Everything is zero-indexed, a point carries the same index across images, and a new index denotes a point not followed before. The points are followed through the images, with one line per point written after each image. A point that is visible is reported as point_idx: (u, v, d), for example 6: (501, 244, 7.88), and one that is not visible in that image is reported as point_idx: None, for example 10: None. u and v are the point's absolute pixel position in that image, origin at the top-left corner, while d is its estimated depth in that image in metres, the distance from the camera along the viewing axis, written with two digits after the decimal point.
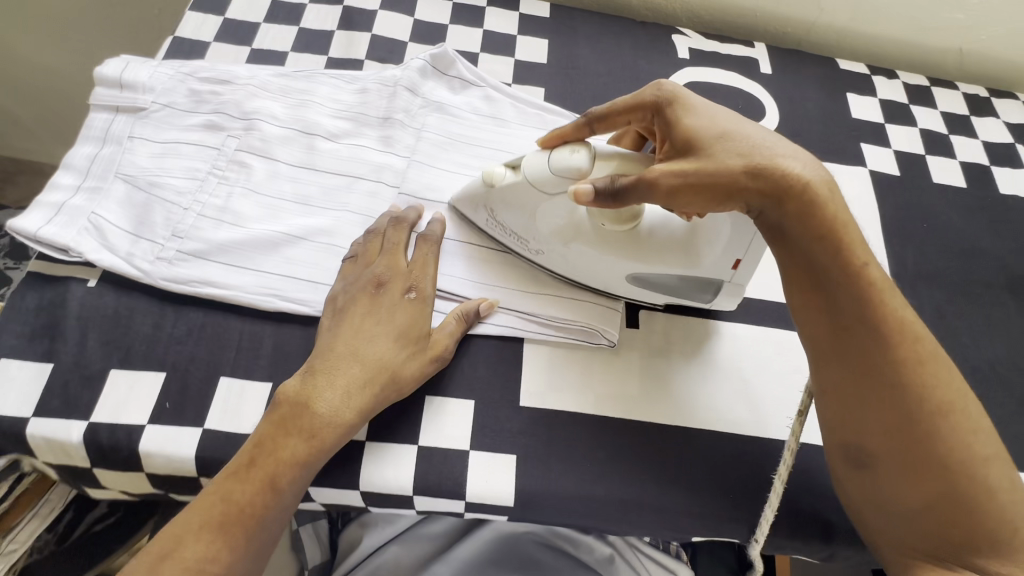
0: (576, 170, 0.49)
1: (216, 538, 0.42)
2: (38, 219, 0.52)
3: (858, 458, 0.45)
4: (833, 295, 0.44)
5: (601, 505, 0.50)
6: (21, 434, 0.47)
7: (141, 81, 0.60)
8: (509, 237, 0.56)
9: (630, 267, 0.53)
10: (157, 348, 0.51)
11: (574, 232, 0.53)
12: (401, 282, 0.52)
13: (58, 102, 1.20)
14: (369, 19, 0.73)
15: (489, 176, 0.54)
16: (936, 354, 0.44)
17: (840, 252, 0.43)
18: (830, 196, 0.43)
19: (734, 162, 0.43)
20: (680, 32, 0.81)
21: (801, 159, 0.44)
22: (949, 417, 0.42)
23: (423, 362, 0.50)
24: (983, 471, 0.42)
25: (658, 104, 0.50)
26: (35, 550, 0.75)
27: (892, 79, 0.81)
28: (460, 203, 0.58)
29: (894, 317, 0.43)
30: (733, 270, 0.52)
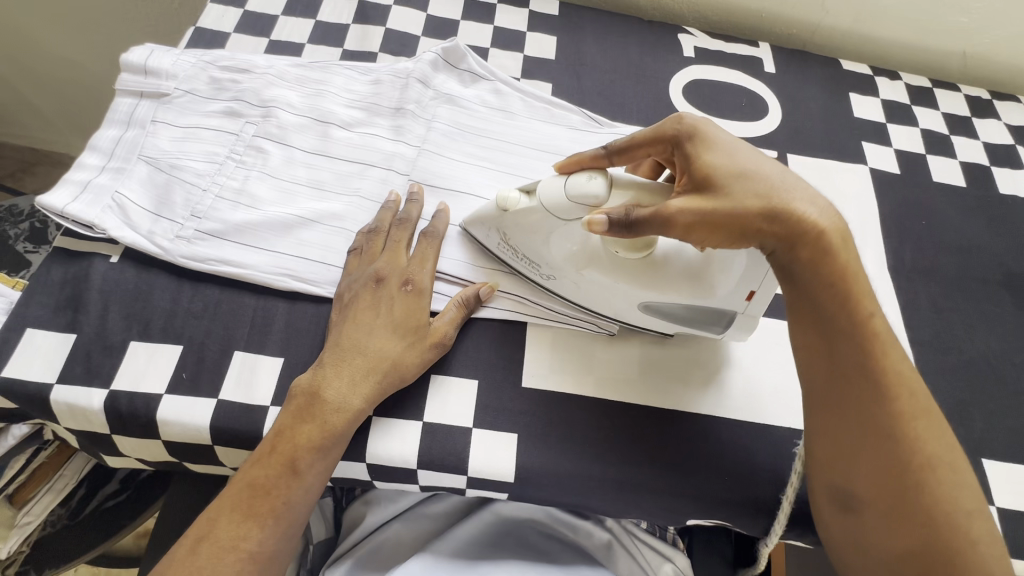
0: (594, 198, 0.47)
1: (248, 520, 0.45)
2: (64, 196, 0.54)
3: (846, 499, 0.46)
4: (835, 341, 0.46)
5: (599, 484, 0.52)
6: (44, 399, 0.49)
7: (165, 68, 0.62)
8: (521, 261, 0.56)
9: (643, 296, 0.52)
10: (175, 322, 0.53)
11: (590, 257, 0.52)
12: (398, 276, 0.53)
13: (83, 95, 1.25)
14: (383, 13, 0.75)
15: (502, 200, 0.52)
16: (930, 409, 0.45)
17: (844, 301, 0.45)
18: (839, 248, 0.45)
19: (750, 205, 0.44)
20: (686, 31, 0.82)
21: (818, 207, 0.46)
22: (936, 469, 0.43)
23: (423, 350, 0.52)
24: (968, 526, 0.42)
25: (679, 137, 0.49)
26: (50, 523, 0.77)
27: (895, 80, 0.83)
28: (472, 225, 0.57)
29: (893, 368, 0.45)
30: (746, 301, 0.51)
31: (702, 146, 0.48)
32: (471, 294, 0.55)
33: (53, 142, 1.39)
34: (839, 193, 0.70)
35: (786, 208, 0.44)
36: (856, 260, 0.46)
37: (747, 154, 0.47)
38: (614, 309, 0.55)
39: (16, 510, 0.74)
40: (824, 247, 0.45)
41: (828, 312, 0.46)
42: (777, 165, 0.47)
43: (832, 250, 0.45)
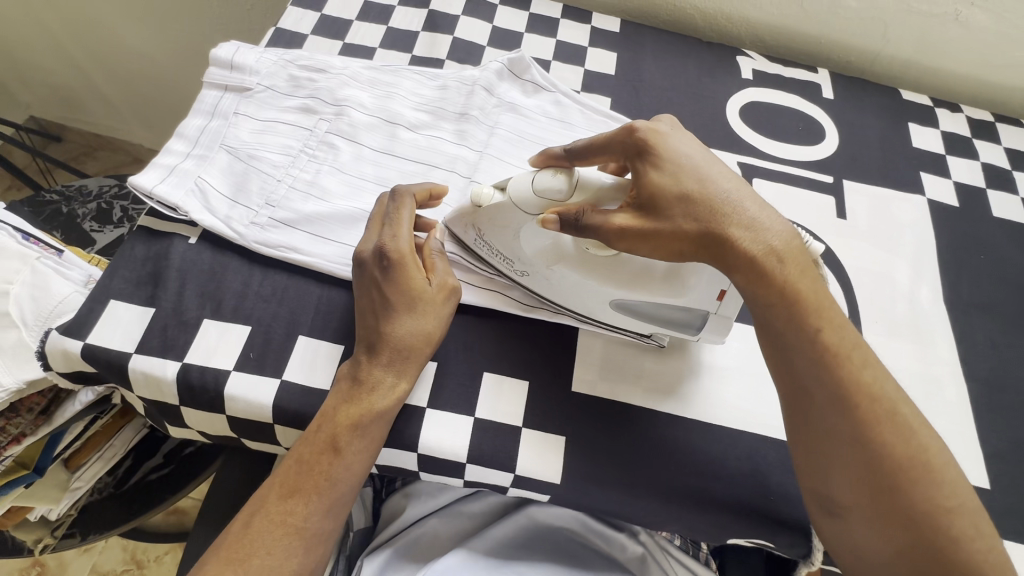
0: (557, 192, 0.48)
1: (294, 496, 0.45)
2: (153, 178, 0.58)
3: (829, 505, 0.47)
4: (790, 357, 0.47)
5: (642, 493, 0.52)
6: (123, 367, 0.52)
7: (249, 64, 0.66)
8: (497, 257, 0.56)
9: (614, 294, 0.53)
10: (245, 304, 0.55)
11: (558, 253, 0.53)
12: (374, 253, 0.51)
13: (163, 88, 1.32)
14: (452, 22, 0.78)
15: (476, 197, 0.53)
16: (895, 412, 0.45)
17: (793, 318, 0.47)
18: (778, 268, 0.46)
19: (687, 228, 0.46)
20: (745, 54, 0.83)
21: (754, 227, 0.47)
22: (912, 467, 0.44)
23: (439, 306, 0.51)
24: (947, 520, 0.43)
25: (631, 148, 0.50)
26: (96, 491, 0.81)
27: (956, 112, 0.82)
28: (450, 223, 0.58)
29: (852, 377, 0.45)
30: (718, 302, 0.52)
31: (653, 160, 0.48)
32: (436, 243, 0.55)
33: (136, 133, 1.49)
34: (895, 221, 0.70)
35: (721, 230, 0.46)
36: (802, 275, 0.47)
37: (692, 172, 0.48)
38: (588, 308, 0.56)
39: (71, 474, 0.75)
40: (764, 269, 0.46)
41: (779, 331, 0.47)
42: (725, 181, 0.48)
43: (772, 272, 0.46)
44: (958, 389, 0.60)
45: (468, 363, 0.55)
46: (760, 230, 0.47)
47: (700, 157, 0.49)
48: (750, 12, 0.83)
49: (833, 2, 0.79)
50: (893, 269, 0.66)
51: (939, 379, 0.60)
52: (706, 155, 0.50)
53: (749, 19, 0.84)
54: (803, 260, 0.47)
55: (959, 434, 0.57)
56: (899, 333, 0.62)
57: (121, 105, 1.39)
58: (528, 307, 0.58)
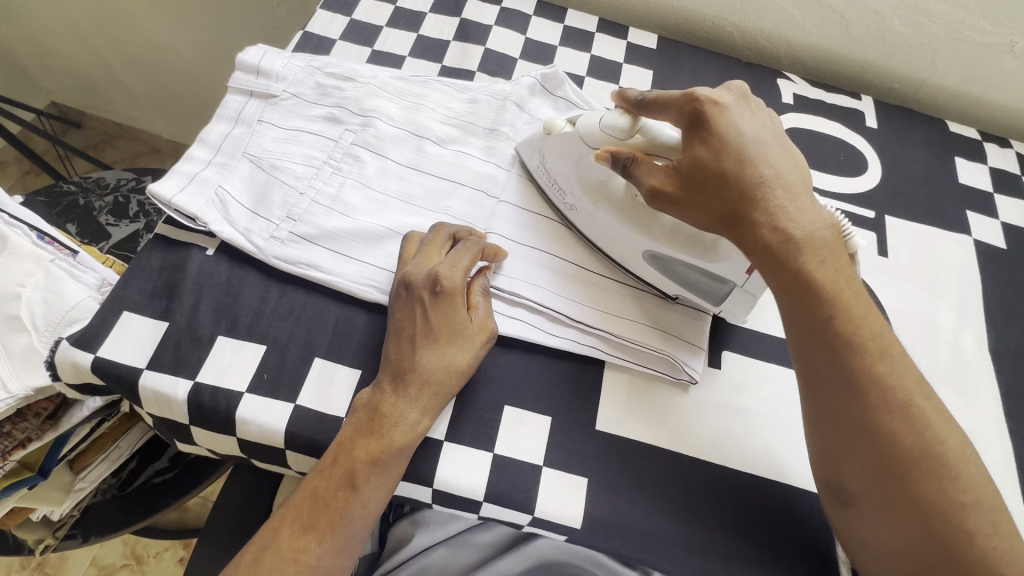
0: (619, 130, 0.51)
1: (310, 531, 0.43)
2: (173, 186, 0.56)
3: (843, 495, 0.45)
4: (801, 343, 0.47)
5: (667, 544, 0.49)
6: (133, 383, 0.50)
7: (276, 69, 0.64)
8: (552, 187, 0.60)
9: (645, 242, 0.54)
10: (261, 321, 0.54)
11: (606, 194, 0.55)
12: (424, 282, 0.49)
13: (185, 82, 1.31)
14: (483, 33, 0.76)
15: (549, 126, 0.58)
16: (910, 401, 0.44)
17: (808, 303, 0.46)
18: (795, 256, 0.46)
19: (715, 205, 0.47)
20: (785, 77, 0.80)
21: (784, 212, 0.46)
22: (928, 459, 0.42)
23: (475, 345, 0.50)
24: (961, 514, 0.41)
25: (689, 114, 0.48)
26: (99, 492, 0.79)
27: (1005, 147, 0.78)
28: (522, 149, 0.63)
29: (864, 366, 0.44)
30: (746, 276, 0.51)
31: (704, 134, 0.47)
32: (484, 283, 0.53)
33: (153, 123, 1.48)
34: (939, 261, 0.67)
35: (744, 211, 0.46)
36: (821, 264, 0.46)
37: (734, 152, 0.46)
38: (621, 254, 0.57)
39: (74, 476, 0.74)
40: (778, 256, 0.46)
41: (790, 315, 0.47)
42: (769, 163, 0.47)
43: (787, 257, 0.46)
44: (1004, 446, 0.56)
45: (488, 396, 0.53)
46: (790, 216, 0.46)
47: (754, 139, 0.48)
48: (793, 35, 0.80)
49: (881, 28, 0.75)
50: (936, 313, 0.63)
51: (983, 434, 0.57)
52: (762, 136, 0.48)
53: (791, 41, 0.81)
54: (827, 251, 0.46)
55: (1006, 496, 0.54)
56: (941, 382, 0.59)
57: (141, 94, 1.38)
58: (555, 334, 0.56)
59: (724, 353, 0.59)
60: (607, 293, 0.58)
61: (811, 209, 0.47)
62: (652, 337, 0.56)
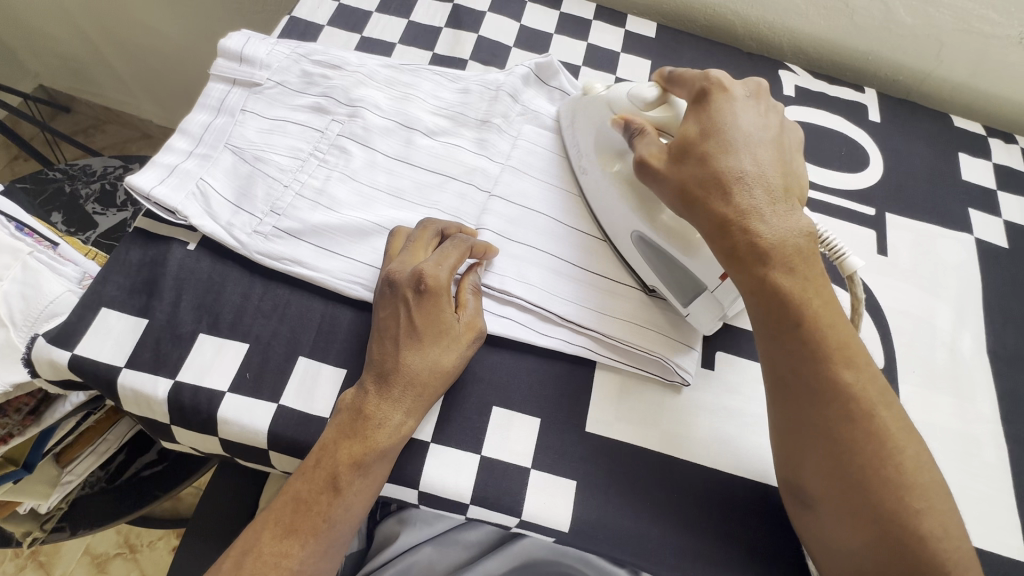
0: (642, 100, 0.52)
1: (291, 535, 0.43)
2: (152, 178, 0.54)
3: (803, 497, 0.45)
4: (769, 344, 0.45)
5: (656, 547, 0.48)
6: (112, 382, 0.49)
7: (260, 57, 0.61)
8: (574, 151, 0.61)
9: (637, 223, 0.53)
10: (244, 318, 0.52)
11: (619, 160, 0.55)
12: (409, 279, 0.48)
13: (174, 66, 1.28)
14: (477, 19, 0.74)
15: (588, 89, 0.60)
16: (873, 410, 0.43)
17: (774, 308, 0.44)
18: (761, 260, 0.44)
19: (689, 186, 0.46)
20: (787, 68, 0.78)
21: (764, 211, 0.44)
22: (887, 466, 0.42)
23: (462, 345, 0.49)
24: (915, 521, 0.41)
25: (701, 92, 0.49)
26: (87, 485, 0.77)
27: (1010, 143, 0.76)
28: (563, 111, 0.64)
29: (830, 376, 0.43)
30: (720, 282, 0.49)
31: (702, 115, 0.48)
32: (475, 279, 0.52)
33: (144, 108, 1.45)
34: (939, 261, 0.66)
35: (711, 201, 0.45)
36: (791, 273, 0.44)
37: (723, 138, 0.46)
38: (614, 232, 0.57)
39: (61, 470, 0.71)
40: (745, 256, 0.44)
41: (760, 320, 0.46)
42: (761, 158, 0.46)
43: (755, 257, 0.44)
44: (999, 450, 0.55)
45: (476, 397, 0.52)
46: (763, 218, 0.44)
47: (749, 135, 0.47)
48: (796, 25, 0.78)
49: (886, 18, 0.73)
50: (934, 314, 0.62)
51: (979, 438, 0.56)
52: (758, 135, 0.47)
53: (793, 30, 0.78)
54: (801, 258, 0.44)
55: (1000, 502, 0.53)
56: (938, 385, 0.58)
57: (132, 78, 1.35)
58: (546, 334, 0.54)
59: (717, 352, 0.58)
60: (598, 290, 0.56)
61: (786, 214, 0.44)
62: (644, 338, 0.54)
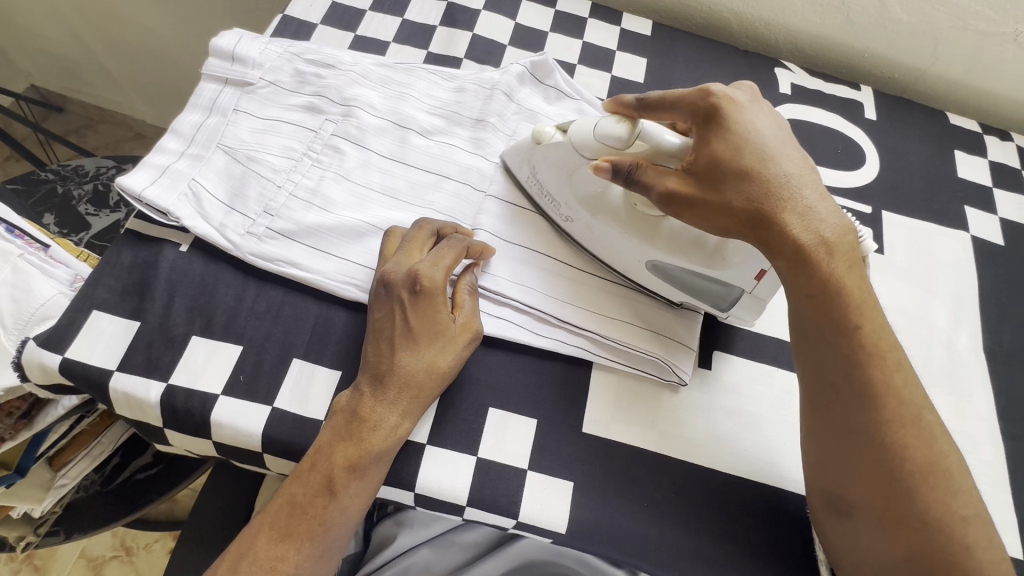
0: (616, 139, 0.48)
1: (286, 540, 0.42)
2: (143, 179, 0.53)
3: (839, 505, 0.44)
4: (816, 350, 0.45)
5: (654, 548, 0.48)
6: (103, 386, 0.48)
7: (252, 56, 0.61)
8: (546, 199, 0.57)
9: (650, 253, 0.52)
10: (237, 320, 0.52)
11: (603, 205, 0.53)
12: (405, 280, 0.47)
13: (166, 65, 1.27)
14: (471, 17, 0.73)
15: (538, 135, 0.54)
16: (921, 416, 0.43)
17: (832, 311, 0.44)
18: (826, 260, 0.44)
19: (736, 206, 0.44)
20: (783, 66, 0.78)
21: (818, 212, 0.44)
22: (934, 473, 0.42)
23: (457, 346, 0.48)
24: (961, 531, 0.41)
25: (703, 112, 0.46)
26: (81, 488, 0.77)
27: (1005, 140, 0.76)
28: (509, 157, 0.59)
29: (883, 378, 0.43)
30: (756, 281, 0.49)
31: (719, 133, 0.45)
32: (471, 279, 0.52)
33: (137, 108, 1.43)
34: (935, 258, 0.65)
35: (771, 210, 0.43)
36: (849, 270, 0.44)
37: (755, 150, 0.45)
38: (624, 265, 0.55)
39: (54, 474, 0.71)
40: (809, 259, 0.43)
41: (812, 327, 0.45)
42: (800, 159, 0.46)
43: (814, 261, 0.43)
44: (996, 448, 0.55)
45: (473, 398, 0.52)
46: (816, 217, 0.44)
47: (775, 139, 0.46)
48: (792, 23, 0.77)
49: (881, 15, 0.73)
50: (931, 312, 0.62)
51: (975, 437, 0.56)
52: (780, 136, 0.46)
53: (790, 28, 0.78)
54: (853, 256, 0.45)
55: (998, 500, 0.53)
56: (934, 383, 0.58)
57: (123, 77, 1.34)
58: (544, 335, 0.54)
59: (713, 351, 0.57)
60: (595, 292, 0.56)
61: (837, 211, 0.45)
62: (642, 338, 0.54)
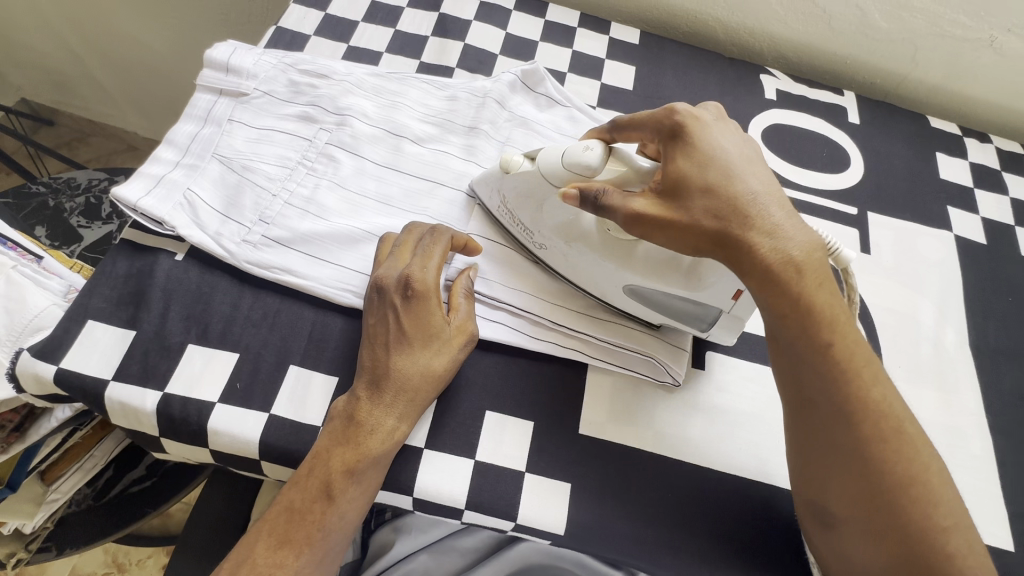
0: (584, 166, 0.49)
1: (286, 546, 0.42)
2: (138, 189, 0.54)
3: (823, 516, 0.45)
4: (792, 367, 0.45)
5: (652, 550, 0.48)
6: (98, 396, 0.48)
7: (247, 67, 0.62)
8: (516, 226, 0.56)
9: (628, 278, 0.51)
10: (233, 328, 0.52)
11: (576, 231, 0.52)
12: (399, 285, 0.48)
13: (164, 82, 1.28)
14: (463, 28, 0.75)
15: (506, 163, 0.54)
16: (900, 426, 0.43)
17: (801, 328, 0.44)
18: (795, 278, 0.43)
19: (705, 224, 0.43)
20: (769, 72, 0.80)
21: (782, 231, 0.44)
22: (911, 486, 0.42)
23: (452, 349, 0.49)
24: (941, 539, 0.41)
25: (669, 129, 0.48)
26: (74, 502, 0.75)
27: (985, 142, 0.79)
28: (478, 187, 0.59)
29: (857, 394, 0.43)
30: (733, 300, 0.49)
31: (685, 148, 0.46)
32: (467, 283, 0.52)
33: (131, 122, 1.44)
34: (921, 258, 0.67)
35: (737, 229, 0.43)
36: (820, 289, 0.43)
37: (720, 167, 0.45)
38: (601, 290, 0.54)
39: (46, 488, 0.69)
40: (780, 279, 0.43)
41: (784, 345, 0.45)
42: (764, 177, 0.46)
43: (785, 281, 0.43)
44: (984, 442, 0.56)
45: (470, 402, 0.52)
46: (782, 236, 0.43)
47: (736, 155, 0.46)
48: (776, 31, 0.79)
49: (862, 23, 0.75)
50: (917, 310, 0.63)
51: (965, 431, 0.57)
52: (744, 153, 0.47)
53: (774, 36, 0.80)
54: (823, 272, 0.44)
55: (987, 494, 0.54)
56: (922, 379, 0.59)
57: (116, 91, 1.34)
58: (534, 337, 0.55)
59: (707, 351, 0.58)
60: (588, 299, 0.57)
61: (803, 227, 0.45)
62: (636, 339, 0.55)
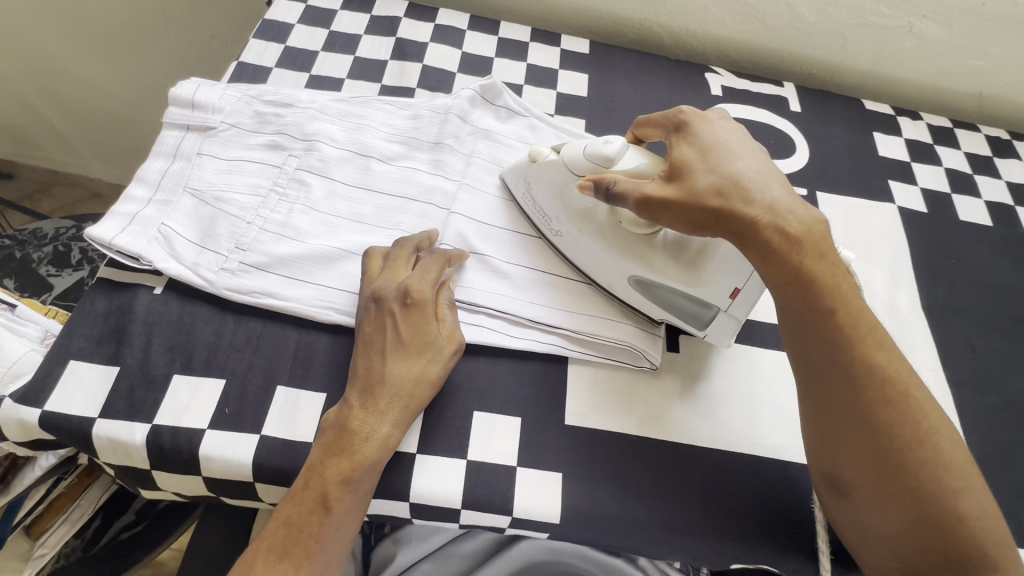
0: (603, 158, 0.52)
1: (285, 559, 0.43)
2: (112, 228, 0.54)
3: (837, 485, 0.47)
4: (802, 337, 0.47)
5: (645, 528, 0.50)
6: (86, 434, 0.48)
7: (212, 101, 0.63)
8: (539, 215, 0.60)
9: (631, 267, 0.54)
10: (217, 355, 0.53)
11: (590, 220, 0.56)
12: (394, 295, 0.50)
13: (127, 127, 1.29)
14: (420, 50, 0.78)
15: (536, 153, 0.59)
16: (908, 394, 0.45)
17: (808, 296, 0.46)
18: (795, 252, 0.46)
19: (708, 202, 0.46)
20: (713, 71, 0.85)
21: (780, 205, 0.47)
22: (922, 449, 0.44)
23: (444, 356, 0.50)
24: (954, 501, 0.43)
25: (676, 125, 0.52)
26: (62, 557, 0.71)
27: (916, 120, 0.84)
28: (509, 175, 0.63)
29: (864, 357, 0.45)
30: (730, 300, 0.52)
31: (688, 138, 0.50)
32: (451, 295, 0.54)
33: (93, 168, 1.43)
34: (869, 230, 0.71)
35: (737, 204, 0.46)
36: (819, 258, 0.46)
37: (720, 153, 0.49)
38: (608, 279, 0.57)
39: (33, 543, 0.67)
40: (779, 249, 0.46)
41: (790, 312, 0.48)
42: (766, 163, 0.49)
43: (788, 254, 0.46)
44: (944, 395, 0.60)
45: (457, 404, 0.53)
46: (781, 211, 0.46)
47: (738, 144, 0.50)
48: (716, 31, 0.84)
49: (792, 18, 0.81)
50: (871, 279, 0.67)
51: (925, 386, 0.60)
52: (747, 143, 0.51)
53: (714, 36, 0.85)
54: (824, 244, 0.47)
55: None
56: None
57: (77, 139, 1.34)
58: (517, 336, 0.57)
59: (680, 335, 0.61)
60: (576, 292, 0.59)
61: (806, 204, 0.47)
62: (612, 329, 0.57)
